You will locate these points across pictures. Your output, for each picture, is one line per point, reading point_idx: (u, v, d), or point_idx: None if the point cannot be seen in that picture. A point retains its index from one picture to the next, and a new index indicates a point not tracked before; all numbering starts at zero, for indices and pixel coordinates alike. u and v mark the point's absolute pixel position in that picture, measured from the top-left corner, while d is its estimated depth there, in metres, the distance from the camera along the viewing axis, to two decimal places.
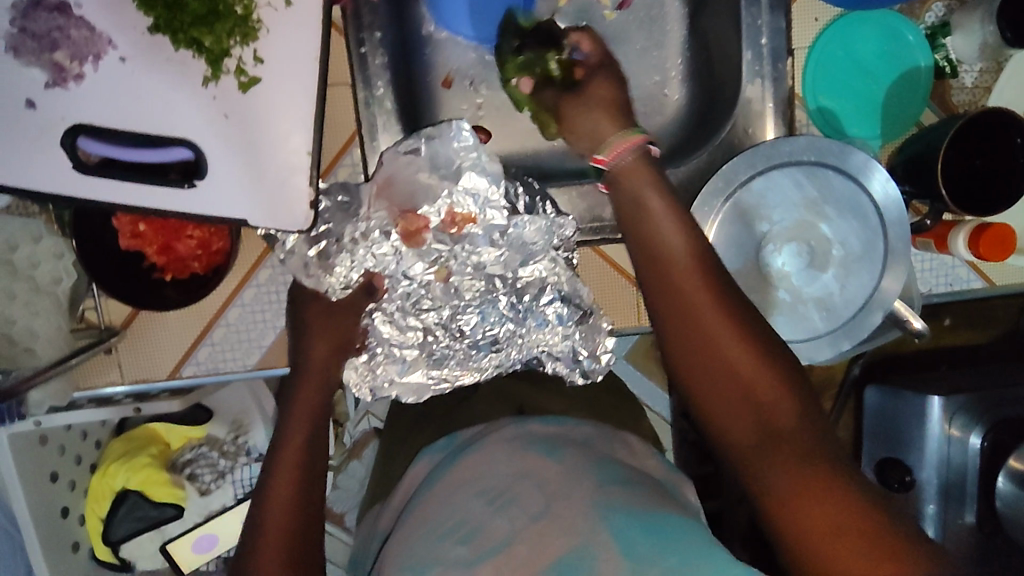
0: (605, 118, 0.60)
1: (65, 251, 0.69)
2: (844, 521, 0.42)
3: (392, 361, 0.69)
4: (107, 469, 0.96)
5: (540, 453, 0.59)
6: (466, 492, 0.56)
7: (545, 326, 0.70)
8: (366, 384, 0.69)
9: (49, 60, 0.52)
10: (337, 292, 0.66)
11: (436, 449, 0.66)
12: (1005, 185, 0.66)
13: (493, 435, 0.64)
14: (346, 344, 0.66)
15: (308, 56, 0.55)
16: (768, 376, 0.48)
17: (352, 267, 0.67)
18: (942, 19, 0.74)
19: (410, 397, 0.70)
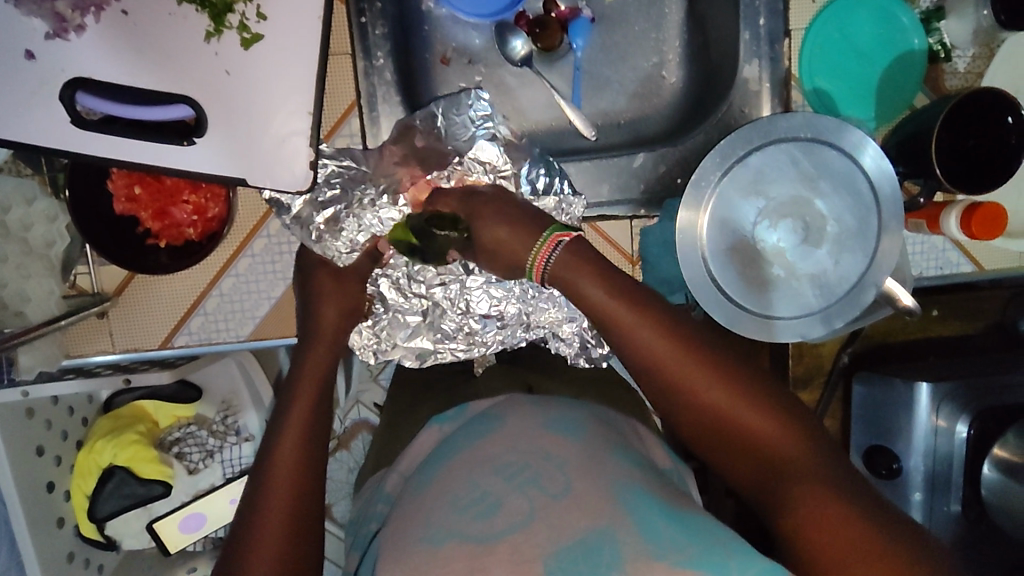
0: (503, 230, 0.63)
1: (58, 213, 0.68)
2: (837, 510, 0.49)
3: (397, 326, 0.73)
4: (93, 445, 0.94)
5: (559, 433, 0.61)
6: (483, 469, 0.57)
7: (552, 306, 0.73)
8: (370, 347, 0.73)
9: (50, 9, 0.52)
10: (348, 257, 0.68)
11: (447, 418, 0.69)
12: (1001, 165, 0.66)
13: (515, 411, 0.66)
14: (355, 307, 0.68)
15: (313, 16, 0.55)
16: (745, 406, 0.56)
17: (358, 230, 0.68)
18: (936, 4, 0.75)
19: (411, 361, 0.74)
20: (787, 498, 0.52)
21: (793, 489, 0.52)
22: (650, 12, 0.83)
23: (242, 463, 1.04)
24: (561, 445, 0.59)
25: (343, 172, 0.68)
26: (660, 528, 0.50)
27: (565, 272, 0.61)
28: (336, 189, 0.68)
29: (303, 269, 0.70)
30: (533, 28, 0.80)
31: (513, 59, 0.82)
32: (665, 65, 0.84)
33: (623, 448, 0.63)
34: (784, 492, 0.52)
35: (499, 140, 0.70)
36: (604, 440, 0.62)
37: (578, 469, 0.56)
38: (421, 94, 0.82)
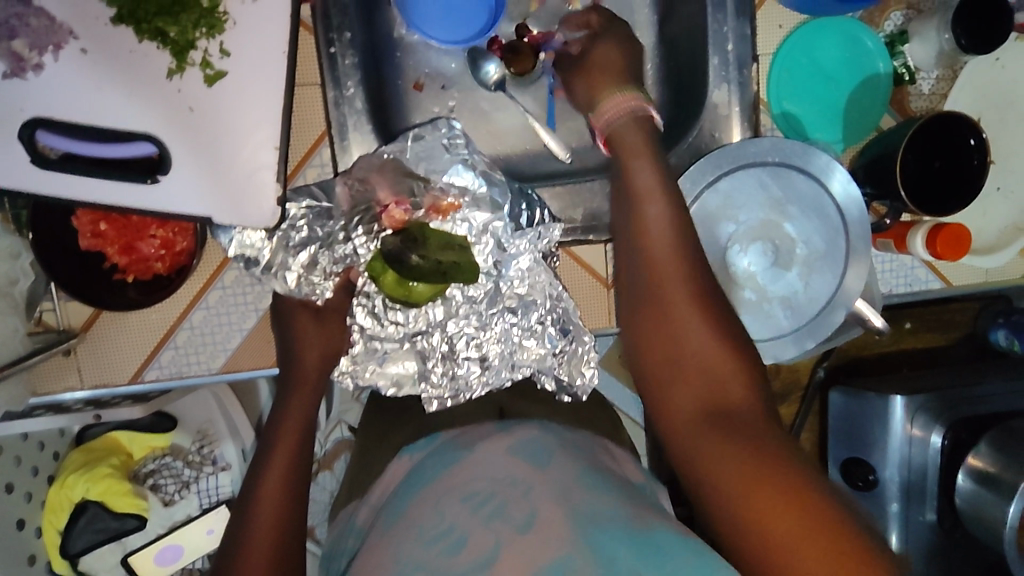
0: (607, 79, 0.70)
1: (22, 251, 0.66)
2: (800, 514, 0.46)
3: (371, 354, 0.72)
4: (65, 480, 0.93)
5: (524, 462, 0.60)
6: (451, 497, 0.58)
7: (536, 339, 0.71)
8: (349, 372, 0.72)
9: (6, 49, 0.51)
10: (325, 295, 0.69)
11: (417, 448, 0.69)
12: (959, 185, 0.68)
13: (483, 441, 0.65)
14: (337, 348, 0.70)
15: (278, 51, 0.55)
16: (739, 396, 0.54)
17: (333, 261, 0.68)
18: (900, 27, 0.76)
19: (388, 388, 0.72)
20: (728, 482, 0.50)
21: (737, 469, 0.50)
22: None
23: (220, 492, 1.02)
24: (529, 474, 0.58)
25: (311, 211, 0.68)
26: (619, 555, 0.48)
27: (623, 125, 0.66)
28: (306, 230, 0.67)
29: (281, 310, 0.71)
30: (505, 53, 0.81)
31: (487, 83, 0.83)
32: (638, 88, 0.85)
33: (599, 472, 0.61)
34: (731, 471, 0.50)
35: (476, 167, 0.69)
36: (573, 467, 0.60)
37: (543, 494, 0.55)
38: (394, 120, 0.81)
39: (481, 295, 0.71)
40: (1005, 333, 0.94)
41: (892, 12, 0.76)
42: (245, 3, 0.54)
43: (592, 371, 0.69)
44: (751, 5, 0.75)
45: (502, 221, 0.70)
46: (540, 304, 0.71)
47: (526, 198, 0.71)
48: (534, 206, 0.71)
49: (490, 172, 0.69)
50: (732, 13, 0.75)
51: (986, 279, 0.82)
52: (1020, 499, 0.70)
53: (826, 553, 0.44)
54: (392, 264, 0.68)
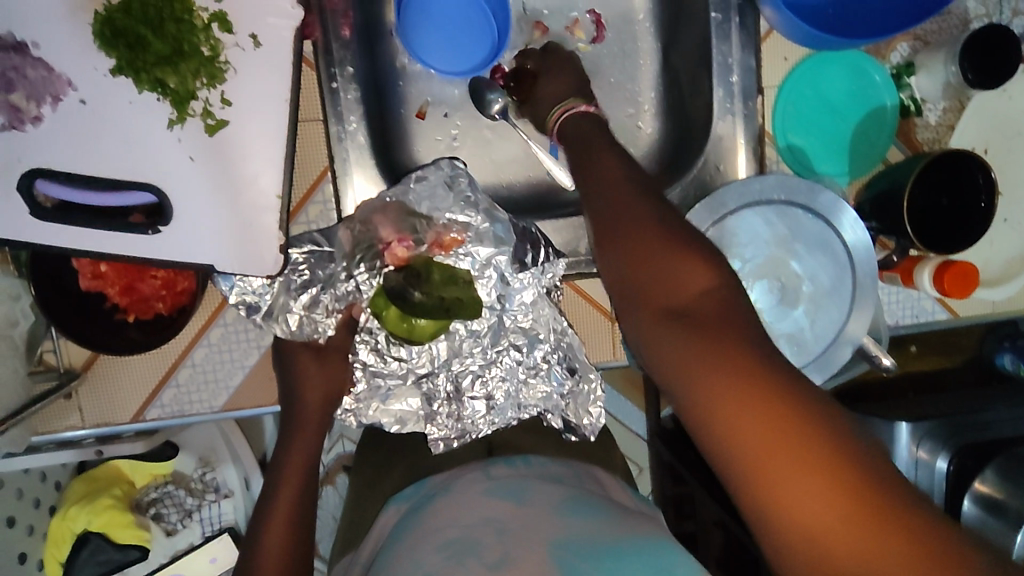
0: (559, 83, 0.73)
1: (22, 293, 0.67)
2: (774, 413, 0.43)
3: (375, 393, 0.71)
4: (67, 512, 0.93)
5: (502, 499, 0.61)
6: (427, 545, 0.56)
7: (540, 379, 0.70)
8: (352, 411, 0.71)
9: (4, 101, 0.50)
10: (328, 332, 0.67)
11: (405, 497, 0.68)
12: (966, 222, 0.67)
13: (460, 480, 0.66)
14: (338, 390, 0.68)
15: (280, 99, 0.54)
16: (703, 286, 0.49)
17: (335, 300, 0.67)
18: (907, 59, 0.76)
19: (392, 425, 0.71)
20: (701, 386, 0.45)
21: (709, 368, 0.45)
22: (624, 65, 0.83)
23: (223, 520, 1.02)
24: (510, 513, 0.59)
25: (312, 255, 0.67)
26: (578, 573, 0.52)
27: (579, 124, 0.67)
28: (308, 273, 0.67)
29: (282, 352, 0.69)
30: (508, 82, 0.79)
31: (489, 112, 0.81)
32: (641, 116, 0.84)
33: (577, 500, 0.62)
34: (702, 371, 0.45)
35: (479, 204, 0.67)
36: (551, 498, 0.62)
37: (521, 538, 0.56)
38: (396, 150, 0.81)
39: (484, 330, 0.70)
40: (1011, 356, 0.97)
41: (899, 45, 0.76)
42: (246, 51, 0.53)
43: (599, 410, 0.68)
44: (757, 36, 0.74)
45: (504, 257, 0.68)
46: (545, 340, 0.70)
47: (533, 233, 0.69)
48: (539, 245, 0.68)
49: (493, 207, 0.68)
50: (737, 45, 0.74)
51: (992, 310, 0.81)
52: None
53: (814, 466, 0.41)
54: (396, 300, 0.67)
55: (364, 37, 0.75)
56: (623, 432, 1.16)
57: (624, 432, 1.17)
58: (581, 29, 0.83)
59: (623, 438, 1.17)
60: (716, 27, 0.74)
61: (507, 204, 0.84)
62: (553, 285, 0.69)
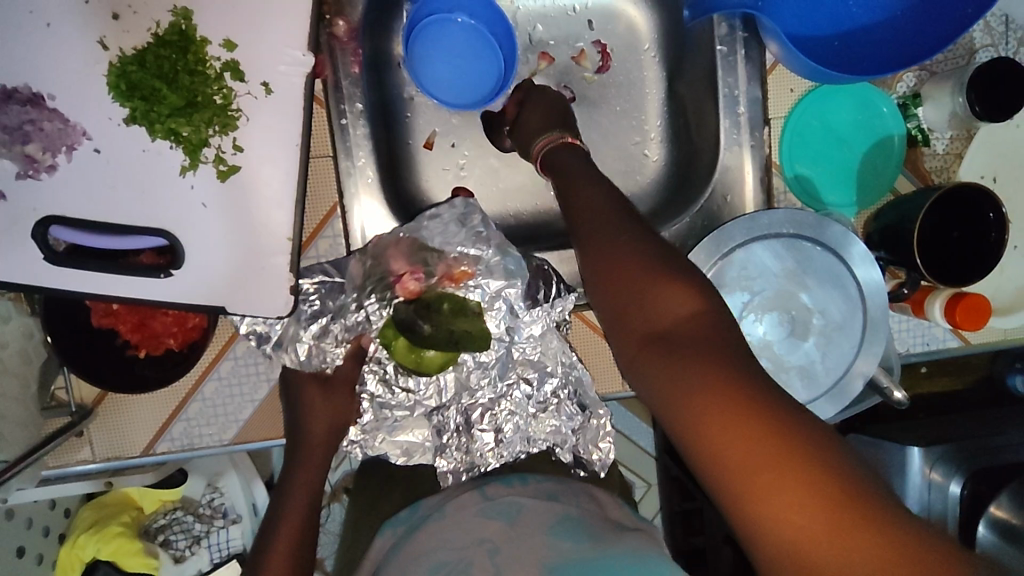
0: (538, 117, 0.73)
1: (36, 330, 0.68)
2: (767, 435, 0.42)
3: (382, 423, 0.70)
4: (76, 540, 0.93)
5: (496, 520, 0.62)
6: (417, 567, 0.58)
7: (552, 414, 0.71)
8: (358, 443, 0.71)
9: (20, 152, 0.51)
10: (336, 361, 0.67)
11: (399, 521, 0.67)
12: (978, 255, 0.67)
13: (456, 500, 0.66)
14: (343, 421, 0.67)
15: (291, 144, 0.55)
16: (691, 311, 0.50)
17: (343, 333, 0.66)
18: (913, 89, 0.76)
19: (399, 456, 0.71)
20: (694, 413, 0.45)
21: (701, 395, 0.45)
22: (630, 93, 0.84)
23: (230, 546, 1.02)
24: (500, 534, 0.60)
25: (323, 286, 0.66)
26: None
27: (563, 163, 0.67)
28: (319, 303, 0.66)
29: (289, 383, 0.68)
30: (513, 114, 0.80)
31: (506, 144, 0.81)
32: (647, 144, 0.84)
33: (571, 521, 0.61)
34: (693, 398, 0.45)
35: (493, 240, 0.66)
36: (544, 518, 0.62)
37: (511, 555, 0.57)
38: (405, 180, 0.81)
39: (493, 361, 0.69)
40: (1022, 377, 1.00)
41: (905, 74, 0.76)
42: (258, 99, 0.54)
43: (609, 444, 0.70)
44: (763, 68, 0.75)
45: (518, 291, 0.67)
46: (554, 372, 0.70)
47: (545, 268, 0.68)
48: (551, 282, 0.68)
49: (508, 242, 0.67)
50: (743, 77, 0.75)
51: (1005, 336, 0.80)
52: None
53: (804, 480, 0.40)
54: (405, 331, 0.65)
55: (372, 70, 0.76)
56: (633, 450, 1.16)
57: (636, 450, 1.17)
58: (587, 60, 0.83)
59: (633, 457, 1.17)
60: (722, 60, 0.75)
61: (516, 231, 0.84)
62: (563, 318, 0.69)
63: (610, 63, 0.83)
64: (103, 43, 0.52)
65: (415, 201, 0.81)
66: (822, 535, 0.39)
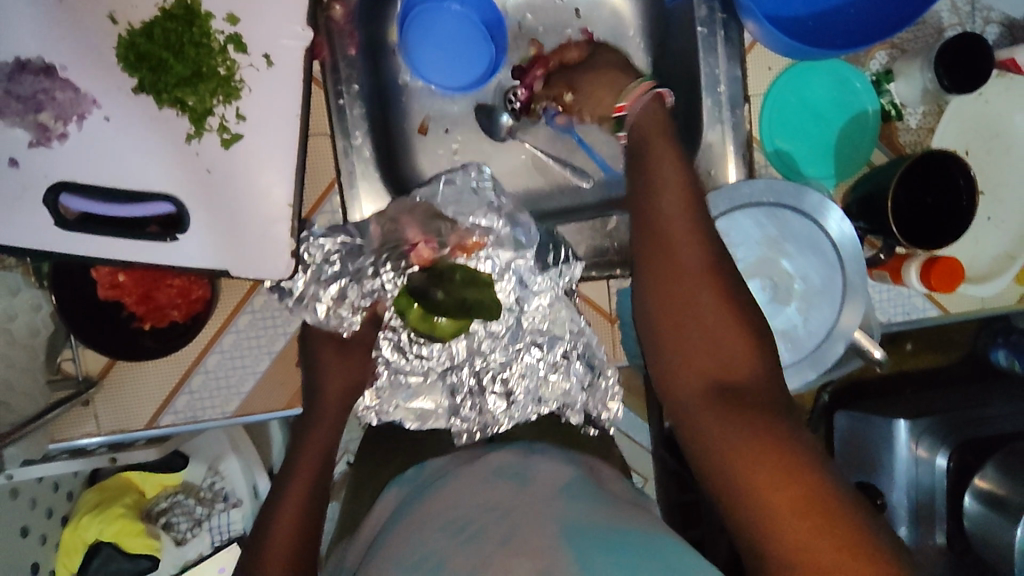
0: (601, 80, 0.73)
1: (43, 302, 0.70)
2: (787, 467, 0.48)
3: (398, 387, 0.73)
4: (79, 522, 0.95)
5: (504, 486, 0.62)
6: (430, 526, 0.58)
7: (562, 374, 0.73)
8: (373, 408, 0.72)
9: (33, 120, 0.53)
10: (352, 327, 0.69)
11: (405, 480, 0.70)
12: (946, 222, 0.70)
13: (465, 468, 0.67)
14: (359, 381, 0.69)
15: (291, 114, 0.57)
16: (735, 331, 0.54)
17: (360, 298, 0.70)
18: (885, 67, 0.79)
19: (413, 422, 0.73)
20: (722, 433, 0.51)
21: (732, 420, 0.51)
22: None
23: (231, 529, 1.04)
24: (510, 497, 0.60)
25: (344, 246, 0.69)
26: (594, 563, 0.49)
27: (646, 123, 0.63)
28: (338, 264, 0.69)
29: (307, 341, 0.71)
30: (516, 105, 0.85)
31: (500, 132, 0.86)
32: None
33: (578, 490, 0.61)
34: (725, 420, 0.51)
35: (501, 211, 0.70)
36: (553, 486, 0.62)
37: (523, 512, 0.57)
38: (400, 164, 0.84)
39: (503, 331, 0.72)
40: (1005, 352, 1.00)
41: (877, 53, 0.79)
42: (259, 71, 0.57)
43: (618, 404, 0.72)
44: (741, 48, 0.78)
45: (528, 259, 0.71)
46: (564, 338, 0.72)
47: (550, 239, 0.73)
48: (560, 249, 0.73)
49: (518, 212, 0.70)
50: (723, 57, 0.78)
51: (982, 304, 0.83)
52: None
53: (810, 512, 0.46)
54: (419, 298, 0.69)
55: (369, 56, 0.79)
56: (629, 441, 1.18)
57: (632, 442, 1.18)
58: (574, 46, 0.86)
59: (628, 448, 1.19)
60: (703, 41, 0.78)
61: None
62: (570, 287, 0.72)
63: (599, 41, 0.84)
64: (113, 18, 0.55)
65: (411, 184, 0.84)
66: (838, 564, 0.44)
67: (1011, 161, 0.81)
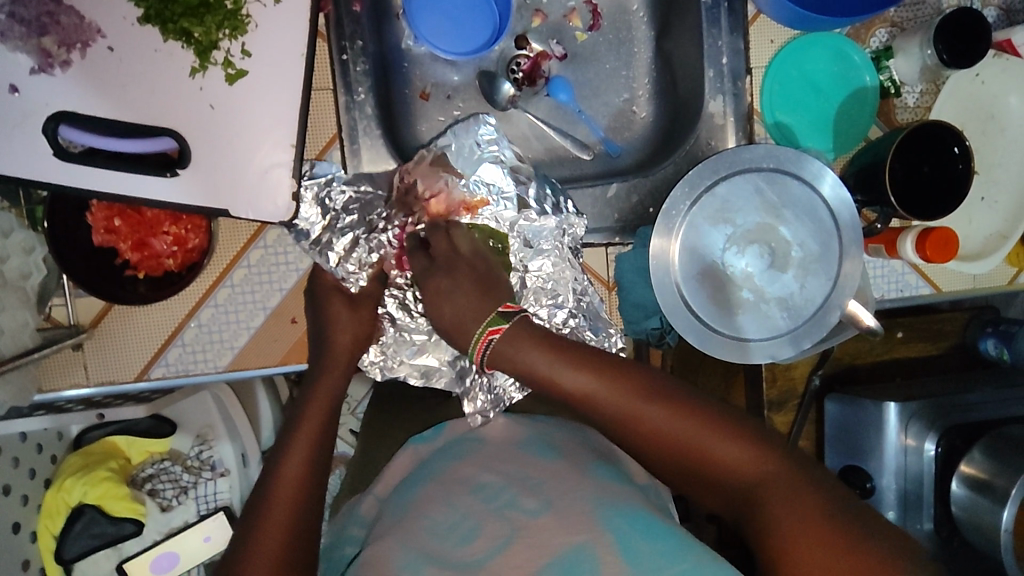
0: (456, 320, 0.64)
1: (35, 245, 0.69)
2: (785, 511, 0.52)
3: (402, 344, 0.73)
4: (62, 483, 0.92)
5: (543, 461, 0.63)
6: (461, 492, 0.60)
7: None
8: (378, 363, 0.73)
9: (36, 45, 0.53)
10: (359, 281, 0.70)
11: (423, 440, 0.72)
12: (949, 189, 0.71)
13: (489, 437, 0.70)
14: (369, 333, 0.70)
15: (296, 53, 0.57)
16: (693, 432, 0.57)
17: (368, 251, 0.70)
18: (885, 44, 0.80)
19: (417, 378, 0.74)
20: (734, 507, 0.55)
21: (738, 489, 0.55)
22: (620, 50, 0.87)
23: (218, 498, 1.02)
24: (543, 471, 0.61)
25: (364, 197, 0.70)
26: (637, 546, 0.50)
27: (505, 348, 0.62)
28: (355, 215, 0.69)
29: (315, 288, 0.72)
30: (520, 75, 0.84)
31: (501, 100, 0.85)
32: (636, 100, 0.88)
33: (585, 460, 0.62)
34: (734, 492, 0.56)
35: (505, 164, 0.71)
36: (584, 459, 0.64)
37: (556, 488, 0.58)
38: (400, 127, 0.83)
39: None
40: (994, 341, 0.99)
41: (877, 30, 0.80)
42: (266, 7, 0.57)
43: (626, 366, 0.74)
44: (745, 19, 0.78)
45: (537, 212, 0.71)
46: (566, 301, 0.73)
47: (551, 185, 0.73)
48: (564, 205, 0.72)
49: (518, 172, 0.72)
50: (726, 28, 0.79)
51: (973, 285, 0.85)
52: (1012, 505, 0.74)
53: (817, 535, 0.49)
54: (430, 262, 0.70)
55: (374, 17, 0.79)
56: None
57: None
58: (578, 18, 0.86)
59: None
60: (706, 13, 0.78)
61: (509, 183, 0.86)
62: (575, 247, 0.73)
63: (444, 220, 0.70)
64: None
65: (411, 150, 0.84)
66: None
67: (1006, 143, 0.82)
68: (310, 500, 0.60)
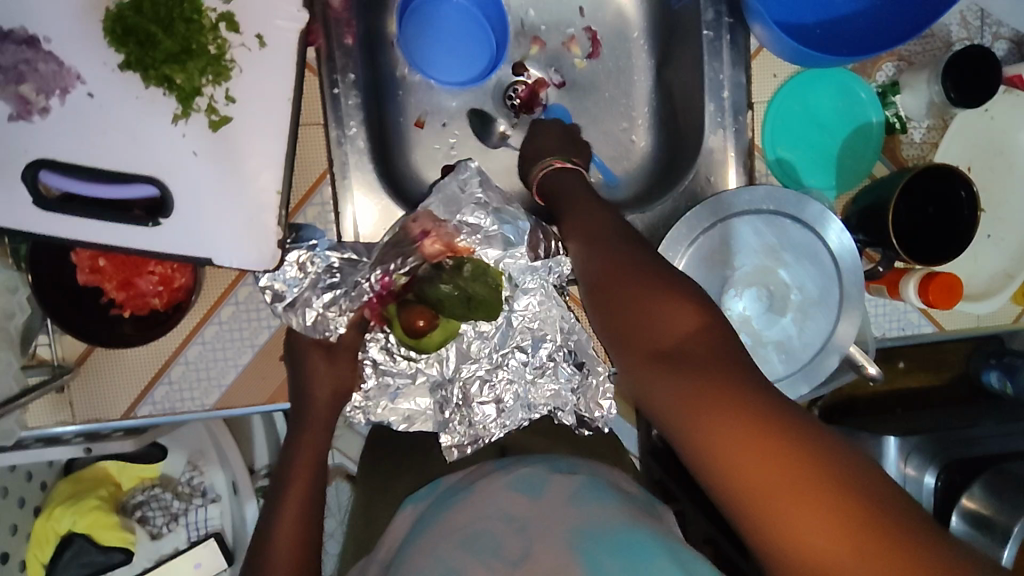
0: None
1: (18, 286, 0.68)
2: (734, 420, 0.44)
3: (385, 390, 0.72)
4: (52, 512, 0.91)
5: (524, 494, 0.61)
6: (448, 542, 0.57)
7: (560, 384, 0.71)
8: (360, 409, 0.72)
9: (14, 92, 0.52)
10: (339, 330, 0.68)
11: (420, 498, 0.68)
12: (953, 234, 0.69)
13: (481, 481, 0.66)
14: (348, 385, 0.70)
15: (283, 97, 0.56)
16: (679, 307, 0.50)
17: (349, 303, 0.68)
18: (892, 78, 0.78)
19: (400, 423, 0.73)
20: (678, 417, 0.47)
21: (686, 393, 0.46)
22: (620, 80, 0.85)
23: (209, 524, 1.01)
24: (529, 508, 0.59)
25: (348, 262, 0.68)
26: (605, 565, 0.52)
27: None
28: (337, 276, 0.68)
29: (293, 347, 0.70)
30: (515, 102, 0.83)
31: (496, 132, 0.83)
32: (635, 129, 0.86)
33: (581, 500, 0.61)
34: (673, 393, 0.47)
35: (489, 205, 0.69)
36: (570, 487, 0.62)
37: None
38: (395, 157, 0.81)
39: (493, 331, 0.72)
40: (997, 374, 0.97)
41: (884, 64, 0.78)
42: (251, 51, 0.55)
43: (609, 401, 0.70)
44: (746, 53, 0.77)
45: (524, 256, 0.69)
46: (551, 338, 0.71)
47: (543, 228, 0.70)
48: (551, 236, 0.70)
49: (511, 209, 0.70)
50: (728, 62, 0.77)
51: (977, 324, 0.82)
52: (1012, 544, 0.72)
53: (771, 450, 0.42)
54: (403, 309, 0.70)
55: (366, 47, 0.77)
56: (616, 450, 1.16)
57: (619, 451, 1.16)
58: (577, 45, 0.84)
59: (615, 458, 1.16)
60: (708, 45, 0.77)
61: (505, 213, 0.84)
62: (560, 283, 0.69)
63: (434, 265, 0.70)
64: None
65: (405, 179, 0.82)
66: (829, 538, 0.39)
67: (1013, 179, 0.80)
68: (296, 549, 0.59)
